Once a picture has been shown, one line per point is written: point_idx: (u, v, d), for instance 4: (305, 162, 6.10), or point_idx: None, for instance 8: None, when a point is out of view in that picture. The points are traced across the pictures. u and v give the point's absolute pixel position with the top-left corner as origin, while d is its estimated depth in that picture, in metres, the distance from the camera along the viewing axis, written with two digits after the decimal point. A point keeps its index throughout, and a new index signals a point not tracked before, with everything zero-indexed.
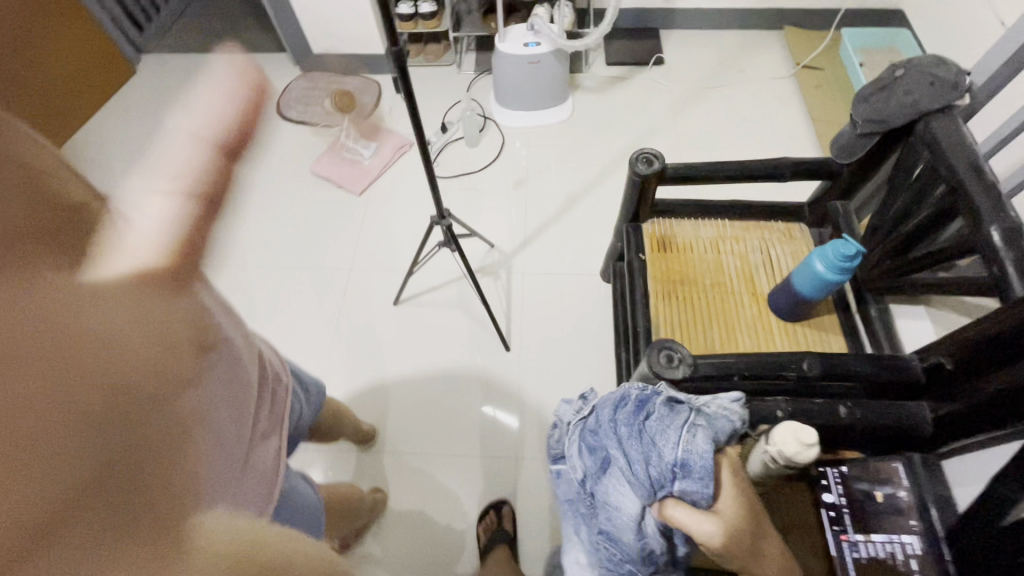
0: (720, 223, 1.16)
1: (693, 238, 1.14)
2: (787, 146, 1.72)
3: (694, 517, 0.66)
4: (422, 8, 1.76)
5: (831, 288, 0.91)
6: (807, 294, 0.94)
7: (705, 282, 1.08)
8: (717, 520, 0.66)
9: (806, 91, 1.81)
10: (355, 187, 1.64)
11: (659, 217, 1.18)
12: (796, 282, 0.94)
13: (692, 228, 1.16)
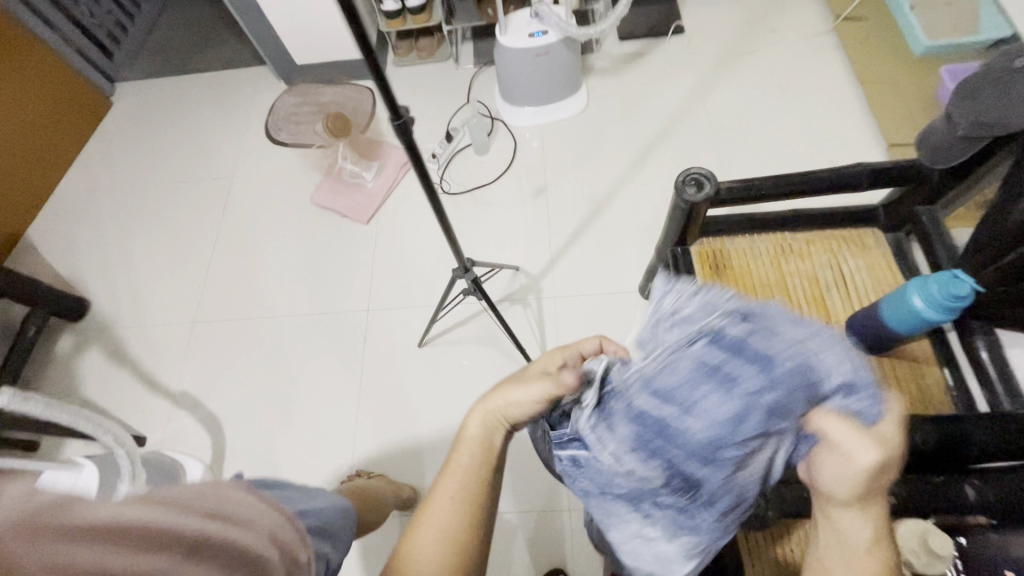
0: (779, 235, 1.01)
1: (750, 258, 1.00)
2: (832, 115, 1.54)
3: (852, 447, 0.42)
4: (409, 2, 1.58)
5: (927, 326, 0.78)
6: (896, 330, 0.81)
7: None
8: (891, 442, 0.42)
9: (850, 47, 1.60)
10: (362, 216, 1.52)
11: (708, 235, 1.04)
12: (885, 317, 0.81)
13: (747, 245, 1.01)
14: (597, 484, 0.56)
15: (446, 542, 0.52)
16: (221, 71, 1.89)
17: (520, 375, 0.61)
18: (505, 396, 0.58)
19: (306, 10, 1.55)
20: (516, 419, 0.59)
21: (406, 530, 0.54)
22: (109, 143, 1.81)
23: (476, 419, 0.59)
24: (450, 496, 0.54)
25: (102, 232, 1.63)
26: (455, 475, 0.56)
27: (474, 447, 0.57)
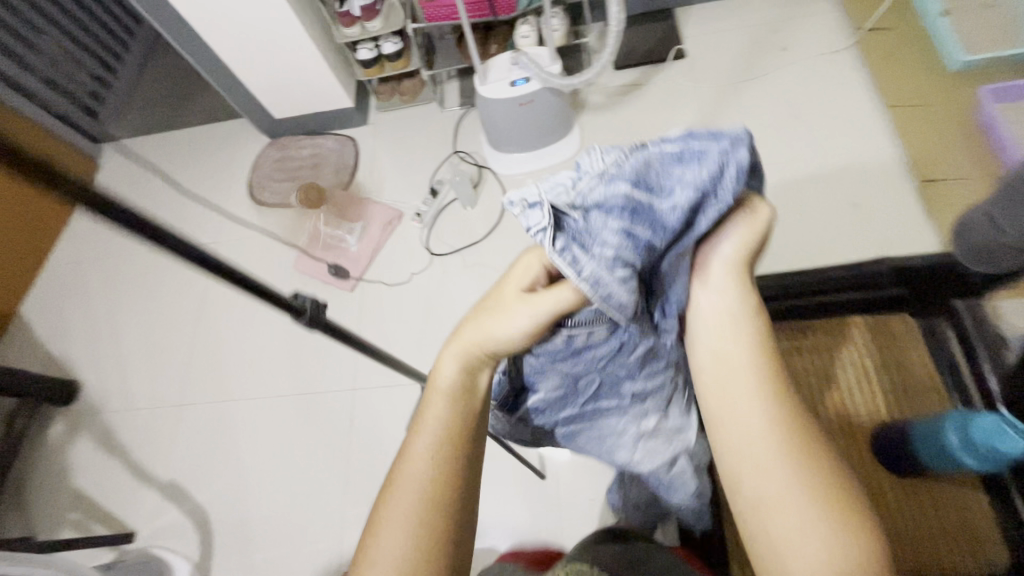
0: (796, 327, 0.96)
1: None
2: (856, 144, 1.37)
3: (727, 233, 0.55)
4: (386, 49, 1.46)
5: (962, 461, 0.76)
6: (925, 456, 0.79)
7: None
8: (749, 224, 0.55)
9: (875, 64, 1.42)
10: (347, 283, 1.44)
11: None
12: (917, 440, 0.79)
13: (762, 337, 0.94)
14: (567, 384, 0.62)
15: (434, 499, 0.49)
16: (203, 125, 1.82)
17: (502, 302, 0.56)
18: (481, 327, 0.56)
19: (277, 67, 1.47)
20: (494, 351, 0.56)
21: (383, 490, 0.51)
22: (98, 209, 1.78)
23: (448, 358, 0.56)
24: (428, 453, 0.51)
25: (93, 307, 1.61)
26: (431, 427, 0.52)
27: (449, 393, 0.54)
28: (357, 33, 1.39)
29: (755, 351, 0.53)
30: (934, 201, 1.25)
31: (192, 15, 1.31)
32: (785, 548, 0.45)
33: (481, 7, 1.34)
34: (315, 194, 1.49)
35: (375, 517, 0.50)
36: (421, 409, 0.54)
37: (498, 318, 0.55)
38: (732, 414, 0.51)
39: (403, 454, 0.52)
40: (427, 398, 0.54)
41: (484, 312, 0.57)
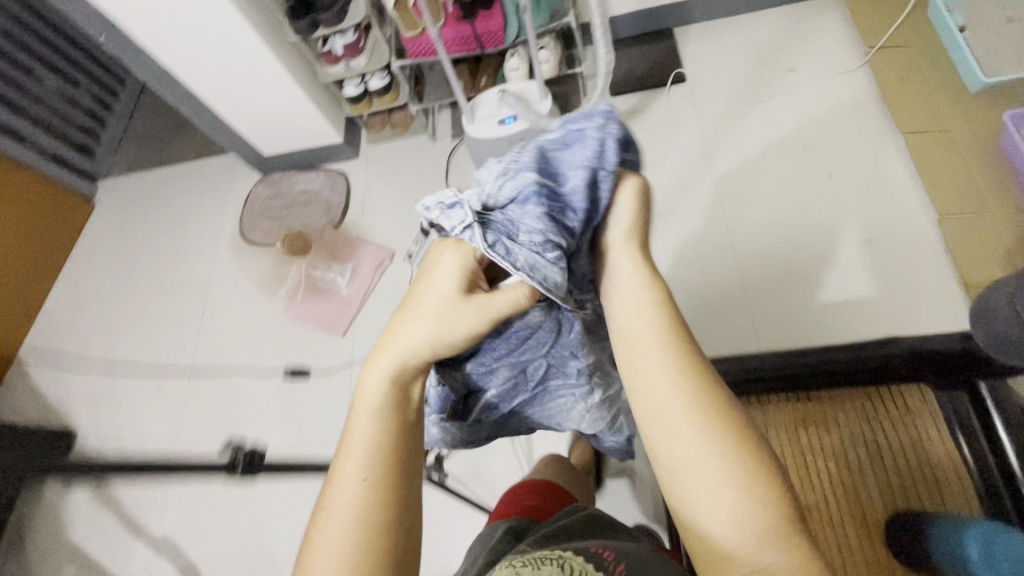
0: (813, 400, 1.04)
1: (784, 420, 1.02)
2: (870, 171, 1.28)
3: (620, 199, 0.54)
4: (372, 85, 1.43)
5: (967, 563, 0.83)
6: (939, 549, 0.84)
7: (811, 484, 0.97)
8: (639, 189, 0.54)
9: (888, 84, 1.33)
10: (338, 328, 1.41)
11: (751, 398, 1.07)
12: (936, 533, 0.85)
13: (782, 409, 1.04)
14: (515, 374, 0.62)
15: (372, 528, 0.43)
16: (194, 161, 1.80)
17: (431, 300, 0.50)
18: (408, 333, 0.50)
19: (265, 107, 1.44)
20: (423, 359, 0.50)
21: (309, 525, 0.44)
22: (95, 250, 1.77)
23: (376, 368, 0.49)
24: (357, 474, 0.44)
25: (89, 352, 1.60)
26: (358, 445, 0.46)
27: (378, 408, 0.47)
28: (340, 72, 1.36)
29: (658, 319, 0.50)
30: (955, 234, 1.16)
31: (173, 61, 1.27)
32: (696, 513, 0.42)
33: (467, 41, 1.29)
34: (301, 243, 1.46)
35: (300, 556, 0.43)
36: (349, 431, 0.47)
37: (435, 322, 0.50)
38: (651, 409, 0.46)
39: (330, 487, 0.44)
40: (354, 417, 0.47)
41: (412, 313, 0.51)
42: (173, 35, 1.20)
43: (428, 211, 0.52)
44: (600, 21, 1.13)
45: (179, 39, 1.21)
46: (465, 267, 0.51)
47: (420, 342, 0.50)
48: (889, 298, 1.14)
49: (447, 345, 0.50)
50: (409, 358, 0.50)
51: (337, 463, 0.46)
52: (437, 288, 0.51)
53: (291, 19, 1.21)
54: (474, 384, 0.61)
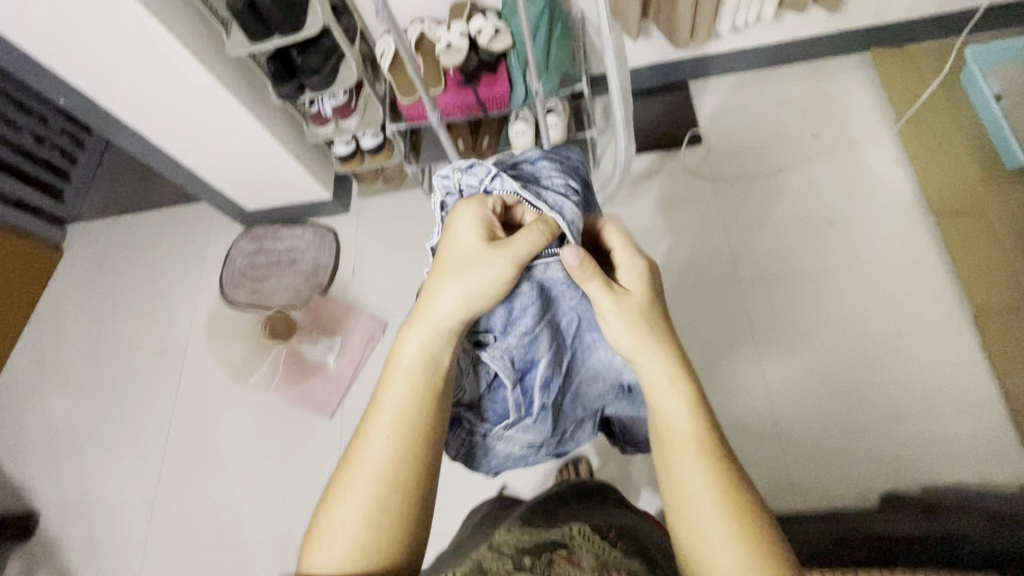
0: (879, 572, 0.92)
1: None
2: (901, 254, 1.19)
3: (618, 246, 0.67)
4: (364, 142, 1.31)
5: None
6: None
7: None
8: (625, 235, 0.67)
9: (918, 158, 1.25)
10: (326, 410, 1.32)
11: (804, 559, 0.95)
12: None
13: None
14: (554, 337, 0.68)
15: (391, 475, 0.57)
16: (172, 207, 1.67)
17: (457, 257, 0.63)
18: (440, 291, 0.62)
19: (247, 167, 1.32)
20: (452, 314, 0.62)
21: (349, 452, 0.59)
22: (60, 306, 1.63)
23: (412, 334, 0.61)
24: (384, 435, 0.58)
25: (53, 422, 1.48)
26: (390, 408, 0.59)
27: (411, 371, 0.60)
28: (330, 132, 1.23)
29: (679, 375, 0.59)
30: (994, 336, 1.09)
31: (143, 123, 1.14)
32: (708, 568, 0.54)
33: (468, 104, 1.16)
34: (282, 327, 1.39)
35: (336, 481, 0.58)
36: (384, 388, 0.60)
37: (460, 282, 0.62)
38: (681, 469, 0.57)
39: (367, 431, 0.58)
40: (392, 370, 0.61)
41: (439, 276, 0.63)
42: (145, 98, 1.08)
43: (446, 181, 0.71)
44: (613, 63, 0.94)
45: (150, 100, 1.08)
46: (482, 225, 0.64)
47: (449, 302, 0.62)
48: (929, 424, 1.06)
49: (474, 303, 0.62)
50: (443, 319, 0.62)
51: (374, 410, 0.60)
52: (460, 253, 0.64)
53: (275, 83, 1.08)
54: (521, 359, 0.66)
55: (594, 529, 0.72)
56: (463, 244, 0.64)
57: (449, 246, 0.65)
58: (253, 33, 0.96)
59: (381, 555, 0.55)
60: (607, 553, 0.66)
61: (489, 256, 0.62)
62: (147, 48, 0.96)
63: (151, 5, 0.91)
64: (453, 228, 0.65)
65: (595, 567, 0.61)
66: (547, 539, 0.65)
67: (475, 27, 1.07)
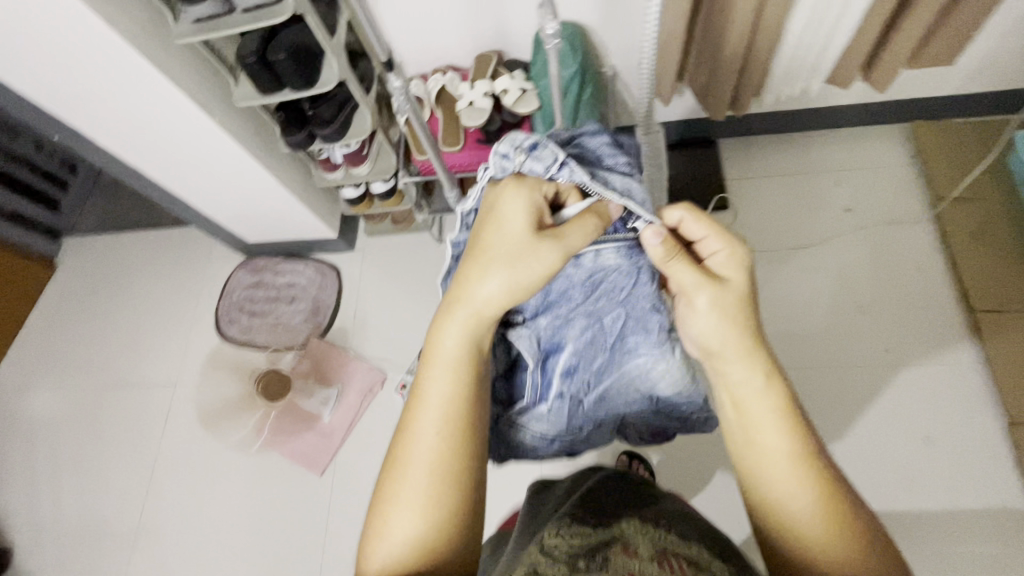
0: None
1: None
2: (934, 350, 1.13)
3: (708, 238, 0.59)
4: (374, 188, 1.25)
5: None
6: None
7: None
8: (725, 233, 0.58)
9: (957, 244, 1.18)
10: (315, 466, 1.26)
11: None
12: None
13: None
14: (590, 325, 0.64)
15: (440, 476, 0.52)
16: (171, 228, 1.61)
17: (503, 241, 0.56)
18: (481, 279, 0.55)
19: (250, 205, 1.26)
20: (496, 303, 0.55)
21: (391, 454, 0.54)
22: (49, 326, 1.57)
23: (448, 328, 0.55)
24: (431, 431, 0.53)
25: (34, 455, 1.41)
26: (433, 403, 0.54)
27: (451, 363, 0.55)
28: (339, 178, 1.17)
29: (773, 372, 0.55)
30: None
31: (141, 161, 1.08)
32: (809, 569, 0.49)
33: None
34: (278, 385, 1.30)
35: (384, 485, 0.53)
36: (420, 385, 0.55)
37: (506, 270, 0.55)
38: (766, 468, 0.53)
39: (407, 434, 0.53)
40: (427, 366, 0.55)
41: (478, 261, 0.56)
42: (142, 138, 1.01)
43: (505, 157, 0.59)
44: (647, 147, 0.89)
45: (148, 141, 1.02)
46: (532, 205, 0.56)
47: (493, 294, 0.55)
48: (954, 543, 1.00)
49: (521, 294, 0.56)
50: (484, 310, 0.56)
51: (410, 411, 0.54)
52: (504, 236, 0.56)
53: (285, 132, 1.01)
54: (547, 342, 0.65)
55: (641, 519, 0.65)
56: (508, 227, 0.56)
57: (489, 230, 0.57)
58: (263, 85, 0.89)
59: (439, 558, 0.51)
60: (665, 536, 0.60)
61: (538, 242, 0.55)
62: (146, 95, 0.90)
63: (152, 53, 0.85)
64: (494, 208, 0.57)
65: (655, 553, 0.56)
66: (598, 539, 0.59)
67: (500, 87, 1.02)
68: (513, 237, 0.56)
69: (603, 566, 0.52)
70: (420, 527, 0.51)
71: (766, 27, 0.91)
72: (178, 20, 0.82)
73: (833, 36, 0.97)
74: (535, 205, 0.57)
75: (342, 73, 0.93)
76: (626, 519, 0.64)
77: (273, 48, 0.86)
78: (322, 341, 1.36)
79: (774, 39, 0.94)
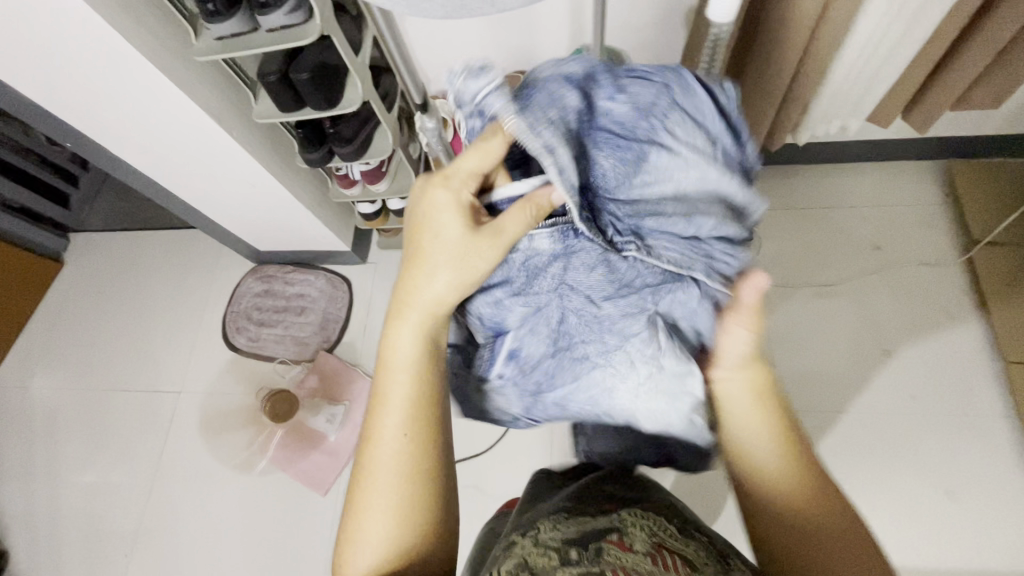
0: None
1: None
2: (964, 401, 1.10)
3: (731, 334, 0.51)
4: (391, 204, 1.21)
5: None
6: None
7: None
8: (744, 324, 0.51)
9: (992, 291, 1.14)
10: (320, 486, 1.24)
11: None
12: None
13: None
14: (535, 314, 0.52)
15: (408, 473, 0.48)
16: (184, 229, 1.59)
17: (442, 248, 0.50)
18: (425, 277, 0.51)
19: (264, 214, 1.23)
20: (440, 302, 0.51)
21: (358, 459, 0.50)
22: (56, 322, 1.55)
23: (403, 329, 0.51)
24: (393, 425, 0.49)
25: (34, 455, 1.39)
26: (394, 398, 0.50)
27: (408, 362, 0.51)
28: (356, 195, 1.13)
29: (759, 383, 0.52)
30: None
31: (154, 169, 1.05)
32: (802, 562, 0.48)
33: None
34: (285, 405, 1.26)
35: (354, 495, 0.49)
36: (377, 386, 0.51)
37: (441, 271, 0.50)
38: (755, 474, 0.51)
39: (370, 435, 0.50)
40: (380, 367, 0.51)
41: (419, 264, 0.51)
42: (157, 148, 0.98)
43: (452, 81, 0.48)
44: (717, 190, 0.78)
45: (163, 150, 0.99)
46: (462, 202, 0.50)
47: (441, 294, 0.51)
48: None
49: (463, 291, 0.50)
50: (437, 309, 0.51)
51: (368, 417, 0.51)
52: (438, 239, 0.50)
53: (303, 148, 0.98)
54: (490, 322, 0.54)
55: (642, 508, 0.62)
56: (441, 228, 0.51)
57: (425, 233, 0.52)
58: (284, 103, 0.86)
59: (418, 558, 0.47)
60: (665, 528, 0.58)
61: (472, 242, 0.49)
62: (161, 106, 0.87)
63: (172, 69, 0.82)
64: (427, 208, 0.52)
65: (651, 549, 0.53)
66: (595, 527, 0.56)
67: None
68: (449, 238, 0.50)
69: (593, 563, 0.49)
70: (400, 526, 0.48)
71: (811, 65, 0.87)
72: (202, 37, 0.80)
73: (878, 77, 0.93)
74: (469, 205, 0.51)
75: (366, 94, 0.90)
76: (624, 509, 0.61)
77: (297, 65, 0.83)
78: (330, 356, 1.34)
79: (817, 77, 0.90)
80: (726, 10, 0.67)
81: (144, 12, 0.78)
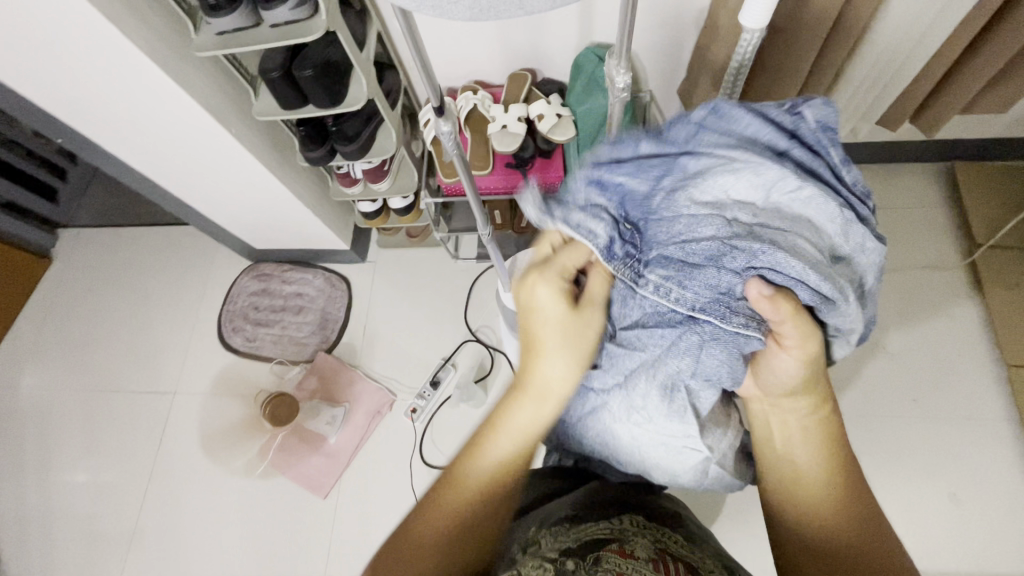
0: None
1: None
2: (966, 405, 1.10)
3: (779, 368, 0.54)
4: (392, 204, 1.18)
5: None
6: None
7: None
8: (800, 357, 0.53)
9: (995, 296, 1.14)
10: (320, 489, 1.22)
11: None
12: None
13: None
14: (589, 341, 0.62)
15: (497, 512, 0.55)
16: (177, 225, 1.55)
17: (556, 329, 0.56)
18: (544, 353, 0.56)
19: (262, 213, 1.20)
20: (554, 375, 0.56)
21: (442, 496, 0.55)
22: (45, 319, 1.51)
23: (521, 400, 0.56)
24: (493, 473, 0.55)
25: (23, 456, 1.36)
26: (497, 451, 0.56)
27: (522, 430, 0.56)
28: (357, 194, 1.11)
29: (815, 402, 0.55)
30: None
31: (148, 166, 1.02)
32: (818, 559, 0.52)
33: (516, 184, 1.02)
34: (286, 410, 1.23)
35: (427, 523, 0.53)
36: (481, 441, 0.56)
37: (558, 349, 0.56)
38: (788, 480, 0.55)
39: (464, 480, 0.55)
40: (489, 428, 0.57)
41: (536, 341, 0.57)
42: (152, 144, 0.95)
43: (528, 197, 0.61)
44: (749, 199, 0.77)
45: (159, 147, 0.96)
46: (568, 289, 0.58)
47: (557, 371, 0.56)
48: None
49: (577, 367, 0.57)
50: (555, 385, 0.56)
51: (465, 465, 0.56)
52: (551, 319, 0.57)
53: (305, 146, 0.95)
54: None
55: (645, 516, 0.61)
56: (553, 310, 0.57)
57: (539, 313, 0.57)
58: (286, 101, 0.84)
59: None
60: (669, 536, 0.57)
61: (586, 320, 0.57)
62: (158, 103, 0.84)
63: (170, 65, 0.79)
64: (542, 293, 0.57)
65: (653, 555, 0.52)
66: (597, 534, 0.56)
67: (536, 112, 0.97)
68: (563, 316, 0.57)
69: (592, 568, 0.49)
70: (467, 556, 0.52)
71: (824, 69, 0.86)
72: (201, 32, 0.77)
73: (890, 81, 0.93)
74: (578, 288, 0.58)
75: (371, 92, 0.87)
76: (626, 515, 0.60)
77: (300, 62, 0.81)
78: (330, 357, 1.32)
79: (831, 79, 0.89)
80: (763, 15, 0.63)
81: (143, 7, 0.75)
